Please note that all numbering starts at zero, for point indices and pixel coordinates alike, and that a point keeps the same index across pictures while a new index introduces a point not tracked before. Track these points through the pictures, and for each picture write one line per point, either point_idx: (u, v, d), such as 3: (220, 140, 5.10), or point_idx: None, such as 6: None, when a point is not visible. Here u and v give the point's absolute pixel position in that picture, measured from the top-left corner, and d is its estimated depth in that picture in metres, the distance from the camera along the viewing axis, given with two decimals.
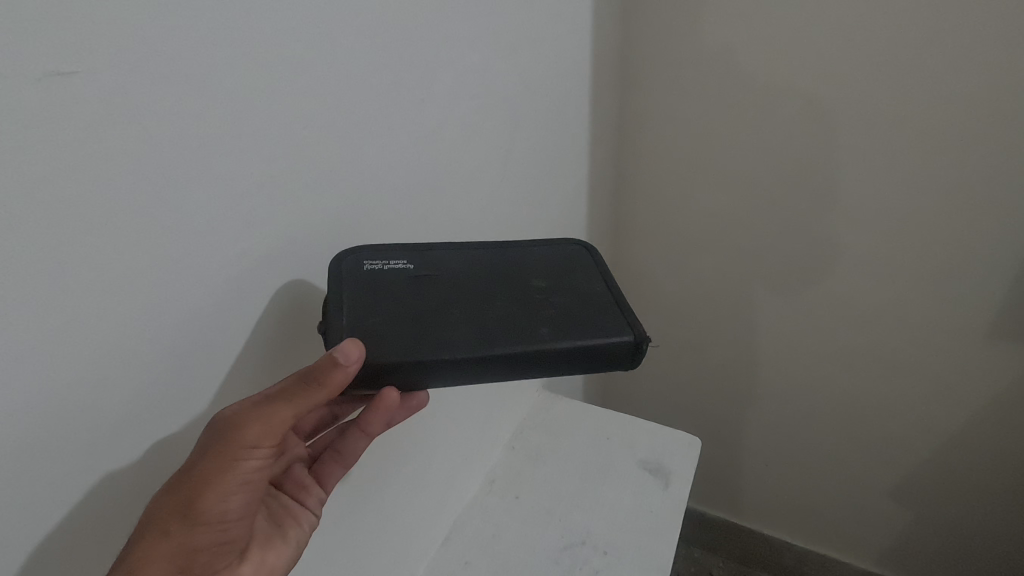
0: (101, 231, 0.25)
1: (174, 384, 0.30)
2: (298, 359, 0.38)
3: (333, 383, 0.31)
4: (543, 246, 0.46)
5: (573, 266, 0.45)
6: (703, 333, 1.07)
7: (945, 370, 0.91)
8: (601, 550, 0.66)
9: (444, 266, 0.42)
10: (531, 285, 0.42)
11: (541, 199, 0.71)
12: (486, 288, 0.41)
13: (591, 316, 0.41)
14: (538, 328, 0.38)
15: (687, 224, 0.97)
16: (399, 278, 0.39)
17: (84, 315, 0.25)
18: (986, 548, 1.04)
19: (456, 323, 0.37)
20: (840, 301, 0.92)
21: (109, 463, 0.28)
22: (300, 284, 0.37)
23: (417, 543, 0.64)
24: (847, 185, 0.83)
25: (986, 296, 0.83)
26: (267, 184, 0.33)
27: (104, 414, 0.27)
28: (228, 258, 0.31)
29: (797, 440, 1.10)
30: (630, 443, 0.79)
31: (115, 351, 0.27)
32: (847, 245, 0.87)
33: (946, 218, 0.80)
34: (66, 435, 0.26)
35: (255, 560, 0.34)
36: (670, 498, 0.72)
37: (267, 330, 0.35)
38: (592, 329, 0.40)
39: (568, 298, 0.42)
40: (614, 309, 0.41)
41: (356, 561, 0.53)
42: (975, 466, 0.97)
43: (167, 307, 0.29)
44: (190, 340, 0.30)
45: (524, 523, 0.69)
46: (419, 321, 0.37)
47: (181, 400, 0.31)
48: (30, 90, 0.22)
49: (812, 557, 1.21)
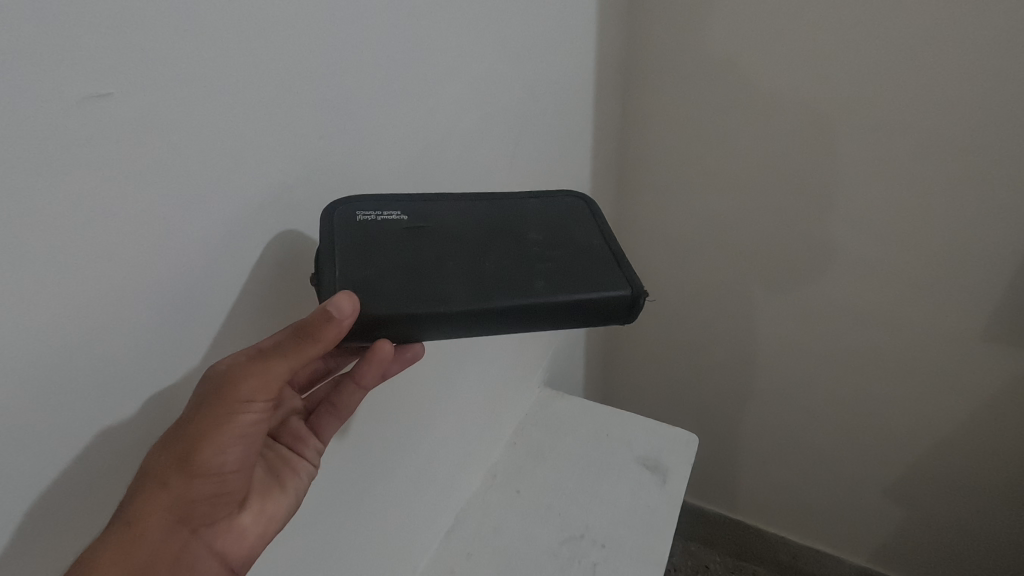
0: (104, 192, 0.24)
1: (167, 367, 0.29)
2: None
3: (327, 338, 0.30)
4: (541, 199, 0.45)
5: (572, 219, 0.44)
6: (704, 333, 1.07)
7: (943, 371, 0.91)
8: (599, 546, 0.66)
9: (441, 217, 0.41)
10: (528, 239, 0.42)
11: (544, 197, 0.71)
12: (482, 241, 0.40)
13: (588, 270, 0.41)
14: (534, 282, 0.38)
15: (689, 222, 0.97)
16: (393, 229, 0.39)
17: (84, 285, 0.25)
18: (982, 547, 1.04)
19: (451, 277, 0.37)
20: (841, 302, 0.92)
21: (104, 428, 0.27)
22: (299, 255, 0.36)
23: (419, 536, 0.64)
24: (850, 186, 0.83)
25: (985, 300, 0.83)
26: (271, 156, 0.32)
27: (95, 397, 0.26)
28: (230, 226, 0.31)
29: (795, 441, 1.10)
30: (629, 441, 0.79)
31: (112, 314, 0.26)
32: (847, 245, 0.87)
33: (946, 219, 0.79)
34: (61, 398, 0.25)
35: (255, 510, 0.34)
36: (668, 494, 0.72)
37: (264, 311, 0.35)
38: (589, 284, 0.40)
39: (566, 252, 0.42)
40: (611, 264, 0.41)
41: (357, 553, 0.53)
42: (972, 466, 0.97)
43: (167, 271, 0.28)
44: (188, 303, 0.30)
45: (524, 518, 0.69)
46: (414, 275, 0.37)
47: (177, 365, 0.30)
48: (33, 47, 0.21)
49: (808, 553, 1.22)
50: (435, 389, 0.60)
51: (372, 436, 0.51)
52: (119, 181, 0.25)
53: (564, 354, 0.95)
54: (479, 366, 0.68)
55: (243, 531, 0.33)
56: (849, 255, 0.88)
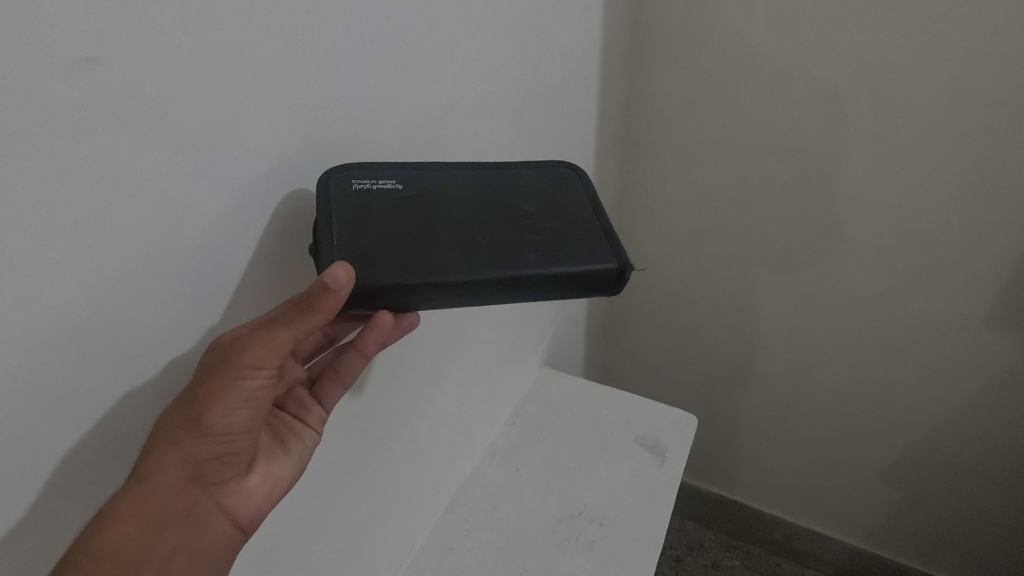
0: (109, 162, 0.24)
1: (172, 343, 0.30)
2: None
3: (328, 307, 0.31)
4: (534, 170, 0.45)
5: (564, 191, 0.44)
6: (705, 316, 1.07)
7: (941, 356, 0.91)
8: (597, 523, 0.67)
9: (438, 185, 0.41)
10: (519, 210, 0.41)
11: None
12: (474, 211, 0.40)
13: (578, 242, 0.40)
14: (524, 254, 0.38)
15: (693, 204, 0.96)
16: (384, 198, 0.38)
17: (90, 257, 0.25)
18: (975, 530, 1.05)
19: (441, 247, 0.37)
20: (843, 286, 0.92)
21: (110, 401, 0.27)
22: (300, 229, 0.36)
23: (419, 508, 0.65)
24: (856, 170, 0.82)
25: (988, 286, 0.83)
26: (272, 128, 0.32)
27: (101, 372, 0.27)
28: (234, 199, 0.31)
29: (792, 424, 1.11)
30: (629, 421, 0.79)
31: (118, 285, 0.26)
32: (851, 229, 0.87)
33: (951, 205, 0.79)
34: (68, 369, 0.25)
35: (261, 472, 0.35)
36: (665, 473, 0.73)
37: (268, 287, 0.35)
38: (579, 255, 0.40)
39: (556, 224, 0.41)
40: (601, 236, 0.41)
41: (359, 523, 0.54)
42: (967, 450, 0.98)
43: (173, 243, 0.28)
44: (193, 276, 0.30)
45: (523, 495, 0.70)
46: (404, 244, 0.37)
47: (182, 340, 0.30)
48: (35, 14, 0.21)
49: (802, 534, 1.24)
50: (435, 366, 0.60)
51: (372, 411, 0.52)
52: (122, 153, 0.25)
53: (565, 335, 0.95)
54: (479, 346, 0.69)
55: (250, 492, 0.34)
56: (853, 239, 0.87)
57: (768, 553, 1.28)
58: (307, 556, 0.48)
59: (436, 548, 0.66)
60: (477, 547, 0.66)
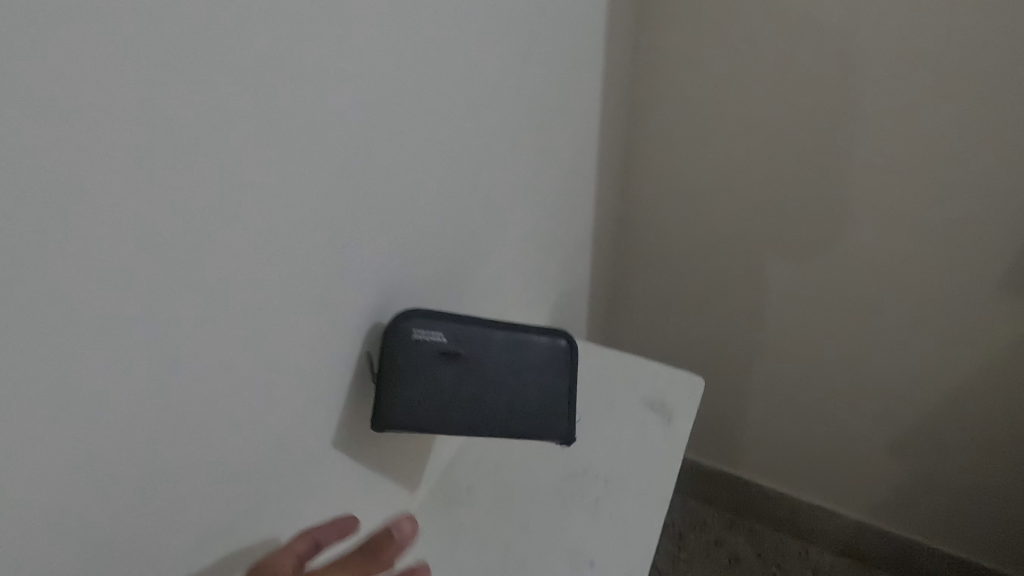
0: (57, 20, 0.24)
1: (137, 230, 0.29)
2: (282, 240, 0.37)
3: (387, 556, 0.47)
4: (543, 339, 0.58)
5: (554, 363, 0.58)
6: (711, 286, 1.05)
7: (952, 323, 0.90)
8: (602, 482, 0.66)
9: (464, 371, 0.54)
10: (516, 382, 0.56)
11: (540, 131, 0.70)
12: (488, 355, 0.55)
13: (546, 420, 0.58)
14: (509, 424, 0.57)
15: (702, 170, 0.94)
16: (428, 355, 0.53)
17: (36, 120, 0.24)
18: (981, 499, 1.05)
19: (459, 403, 0.54)
20: (855, 254, 0.91)
21: (62, 283, 0.27)
22: (282, 140, 0.35)
23: (418, 465, 0.64)
24: (867, 128, 0.81)
25: (997, 246, 0.82)
26: (247, 20, 0.31)
27: (56, 239, 0.26)
28: (205, 90, 0.30)
29: (798, 396, 1.10)
30: (635, 382, 0.78)
31: (71, 158, 0.25)
32: (866, 195, 0.86)
33: (967, 166, 0.79)
34: (17, 237, 0.25)
35: None
36: (671, 434, 0.71)
37: (243, 196, 0.34)
38: (545, 415, 0.58)
39: (535, 398, 0.58)
40: (562, 421, 0.59)
41: (355, 475, 0.53)
42: (974, 418, 0.97)
43: (136, 125, 0.27)
44: (158, 165, 0.29)
45: (525, 453, 0.69)
46: (438, 400, 0.53)
47: (146, 233, 0.29)
48: None
49: (806, 507, 1.23)
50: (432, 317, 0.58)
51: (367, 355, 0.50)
52: (71, 14, 0.24)
53: (568, 301, 0.94)
54: (477, 302, 0.68)
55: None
56: (863, 201, 0.86)
57: (771, 530, 1.29)
58: (298, 500, 0.46)
59: (436, 509, 0.65)
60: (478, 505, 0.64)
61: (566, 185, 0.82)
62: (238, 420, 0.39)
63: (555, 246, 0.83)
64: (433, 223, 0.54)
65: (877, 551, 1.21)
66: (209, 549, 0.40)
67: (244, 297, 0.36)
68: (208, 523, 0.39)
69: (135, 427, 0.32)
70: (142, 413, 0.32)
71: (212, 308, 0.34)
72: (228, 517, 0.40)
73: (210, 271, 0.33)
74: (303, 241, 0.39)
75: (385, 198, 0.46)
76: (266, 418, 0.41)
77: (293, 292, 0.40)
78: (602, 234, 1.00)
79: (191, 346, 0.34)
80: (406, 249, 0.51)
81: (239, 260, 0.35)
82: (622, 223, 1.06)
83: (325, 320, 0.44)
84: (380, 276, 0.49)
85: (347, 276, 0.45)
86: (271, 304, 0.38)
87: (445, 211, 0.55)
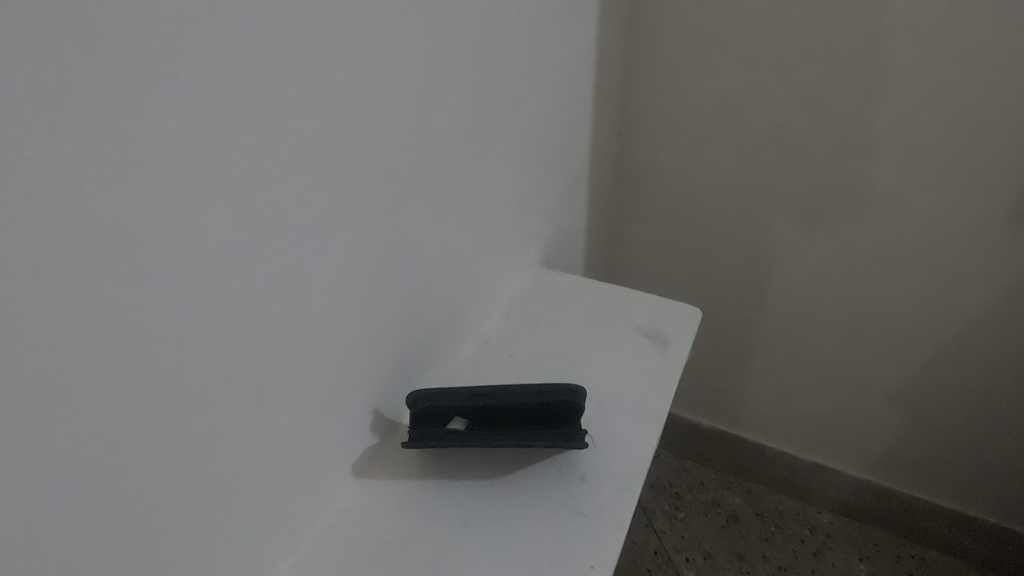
0: None
1: (103, 37, 0.28)
2: (258, 91, 0.36)
3: None
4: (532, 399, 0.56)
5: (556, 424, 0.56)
6: (709, 231, 1.02)
7: (959, 264, 0.86)
8: (594, 403, 0.65)
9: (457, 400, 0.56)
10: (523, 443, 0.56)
11: (533, 54, 0.69)
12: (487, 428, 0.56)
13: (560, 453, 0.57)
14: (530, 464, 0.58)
15: (703, 106, 0.92)
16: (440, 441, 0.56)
17: None
18: (987, 455, 1.02)
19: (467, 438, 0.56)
20: (860, 191, 0.87)
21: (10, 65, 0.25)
22: None
23: (406, 382, 0.62)
24: (874, 50, 0.77)
25: (1011, 175, 0.78)
26: None
27: (17, 22, 0.25)
28: None
29: (799, 348, 1.06)
30: (630, 313, 0.76)
31: None
32: (877, 128, 0.82)
33: (984, 92, 0.74)
34: None
35: None
36: (667, 360, 0.70)
37: (207, 23, 0.32)
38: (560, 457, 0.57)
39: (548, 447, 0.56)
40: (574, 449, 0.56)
41: (338, 376, 0.51)
42: (980, 366, 0.94)
43: None
44: None
45: (514, 375, 0.68)
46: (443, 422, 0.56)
47: (99, 35, 0.28)
48: None
49: (804, 466, 1.20)
50: (418, 222, 0.57)
51: (350, 247, 0.49)
52: None
53: (564, 242, 0.92)
54: (469, 222, 0.66)
55: None
56: (868, 131, 0.83)
57: (769, 490, 1.26)
58: (275, 387, 0.44)
59: None
60: None
61: (563, 114, 0.79)
62: (210, 278, 0.37)
63: (550, 178, 0.82)
64: (416, 121, 0.53)
65: (880, 510, 1.17)
66: (182, 422, 0.38)
67: (216, 141, 0.35)
68: (178, 388, 0.37)
69: (97, 253, 0.30)
70: (102, 246, 0.30)
71: (181, 142, 0.33)
72: (199, 389, 0.38)
73: (178, 99, 0.32)
74: (279, 100, 0.38)
75: (366, 81, 0.45)
76: (239, 284, 0.39)
77: (269, 153, 0.39)
78: (600, 176, 0.98)
79: (161, 182, 0.32)
80: (387, 141, 0.50)
81: (209, 97, 0.33)
82: (618, 168, 1.04)
83: (306, 197, 0.43)
84: (362, 164, 0.48)
85: (329, 153, 0.44)
86: (241, 160, 0.37)
87: (428, 115, 0.54)
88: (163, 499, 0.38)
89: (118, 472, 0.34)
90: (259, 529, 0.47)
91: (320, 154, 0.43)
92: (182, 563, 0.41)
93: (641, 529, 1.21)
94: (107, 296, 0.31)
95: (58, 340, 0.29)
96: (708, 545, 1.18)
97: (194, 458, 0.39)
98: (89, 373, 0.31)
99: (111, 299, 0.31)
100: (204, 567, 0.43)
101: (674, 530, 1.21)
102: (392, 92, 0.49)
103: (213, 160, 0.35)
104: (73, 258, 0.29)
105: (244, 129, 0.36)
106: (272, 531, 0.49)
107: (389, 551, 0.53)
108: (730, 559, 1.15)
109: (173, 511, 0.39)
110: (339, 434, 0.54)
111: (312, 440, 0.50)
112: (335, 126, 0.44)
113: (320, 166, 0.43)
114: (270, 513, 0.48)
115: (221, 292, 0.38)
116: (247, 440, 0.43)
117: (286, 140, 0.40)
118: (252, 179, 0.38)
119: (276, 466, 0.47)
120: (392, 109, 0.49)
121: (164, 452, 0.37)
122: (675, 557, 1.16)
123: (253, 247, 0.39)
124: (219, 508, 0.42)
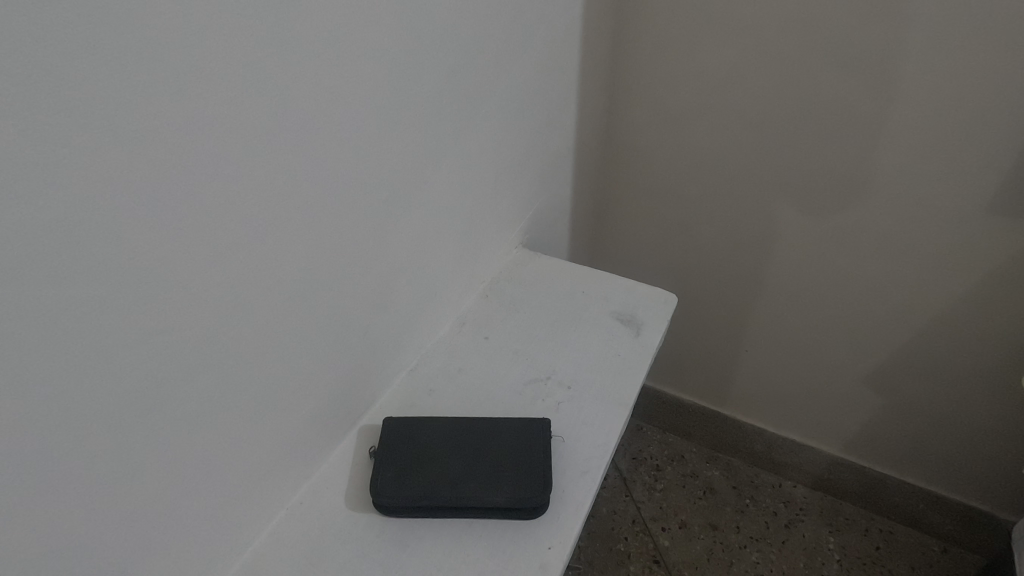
0: None
1: (71, 59, 0.29)
2: (213, 88, 0.36)
3: None
4: (514, 423, 0.60)
5: (529, 452, 0.57)
6: (695, 210, 1.01)
7: (941, 250, 0.86)
8: (564, 387, 0.67)
9: (439, 426, 0.59)
10: (489, 469, 0.56)
11: (515, 36, 0.67)
12: (459, 449, 0.57)
13: (519, 491, 0.54)
14: (484, 505, 0.54)
15: (693, 85, 0.89)
16: (406, 462, 0.56)
17: None
18: (958, 437, 1.04)
19: (435, 459, 0.56)
20: (852, 177, 0.86)
21: None
22: None
23: (381, 364, 0.63)
24: (880, 31, 0.74)
25: (1003, 164, 0.76)
26: None
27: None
28: None
29: (781, 329, 1.07)
30: (606, 297, 0.78)
31: None
32: (872, 114, 0.80)
33: (986, 80, 0.72)
34: None
35: None
36: (639, 345, 0.72)
37: (172, 37, 0.33)
38: (517, 499, 0.54)
39: (511, 481, 0.55)
40: (537, 486, 0.55)
41: (310, 363, 0.52)
42: (956, 351, 0.94)
43: None
44: None
45: (490, 358, 0.70)
46: (418, 444, 0.58)
47: (67, 58, 0.29)
48: None
49: (782, 442, 1.23)
50: (392, 209, 0.57)
51: (319, 237, 0.48)
52: None
53: (546, 221, 0.92)
54: (446, 207, 0.66)
55: None
56: (866, 116, 0.81)
57: (747, 464, 1.30)
58: (242, 376, 0.45)
59: (399, 410, 0.64)
60: (440, 405, 0.65)
61: (546, 95, 0.78)
62: (173, 273, 0.37)
63: (532, 159, 0.81)
64: (388, 110, 0.52)
65: (851, 485, 1.20)
66: (144, 413, 0.38)
67: (175, 142, 0.35)
68: (137, 381, 0.37)
69: (59, 260, 0.31)
70: (67, 252, 0.31)
71: (125, 138, 0.32)
72: (162, 382, 0.39)
73: (118, 94, 0.31)
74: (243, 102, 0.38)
75: (336, 75, 0.45)
76: (197, 278, 0.39)
77: (228, 149, 0.38)
78: (584, 154, 0.97)
79: (123, 185, 0.33)
80: (358, 133, 0.49)
81: (168, 102, 0.33)
82: (605, 145, 1.03)
83: (273, 194, 0.43)
84: (332, 154, 0.47)
85: (292, 143, 0.43)
86: (207, 160, 0.37)
87: (403, 104, 0.53)
88: (129, 486, 0.39)
89: (93, 462, 0.36)
90: (231, 509, 0.48)
91: (285, 148, 0.42)
92: (151, 544, 0.42)
93: (621, 499, 1.25)
94: (72, 296, 0.32)
95: (22, 344, 0.31)
96: (684, 516, 1.22)
97: (165, 447, 0.40)
98: (51, 370, 0.32)
99: (55, 300, 0.31)
100: (182, 544, 0.45)
101: (652, 500, 1.25)
102: (363, 85, 0.48)
103: (180, 163, 0.35)
104: (26, 261, 0.30)
105: (196, 121, 0.35)
106: (244, 511, 0.50)
107: (359, 529, 0.54)
108: (705, 529, 1.19)
109: (136, 501, 0.40)
110: (311, 417, 0.55)
111: (283, 425, 0.51)
112: (300, 122, 0.43)
113: (285, 160, 0.43)
114: (243, 494, 0.49)
115: (190, 290, 0.39)
116: (215, 427, 0.44)
117: (245, 133, 0.39)
118: (214, 176, 0.38)
119: (246, 450, 0.48)
120: (362, 98, 0.48)
121: (126, 444, 0.38)
122: (652, 526, 1.20)
123: (216, 243, 0.39)
124: (189, 491, 0.44)
